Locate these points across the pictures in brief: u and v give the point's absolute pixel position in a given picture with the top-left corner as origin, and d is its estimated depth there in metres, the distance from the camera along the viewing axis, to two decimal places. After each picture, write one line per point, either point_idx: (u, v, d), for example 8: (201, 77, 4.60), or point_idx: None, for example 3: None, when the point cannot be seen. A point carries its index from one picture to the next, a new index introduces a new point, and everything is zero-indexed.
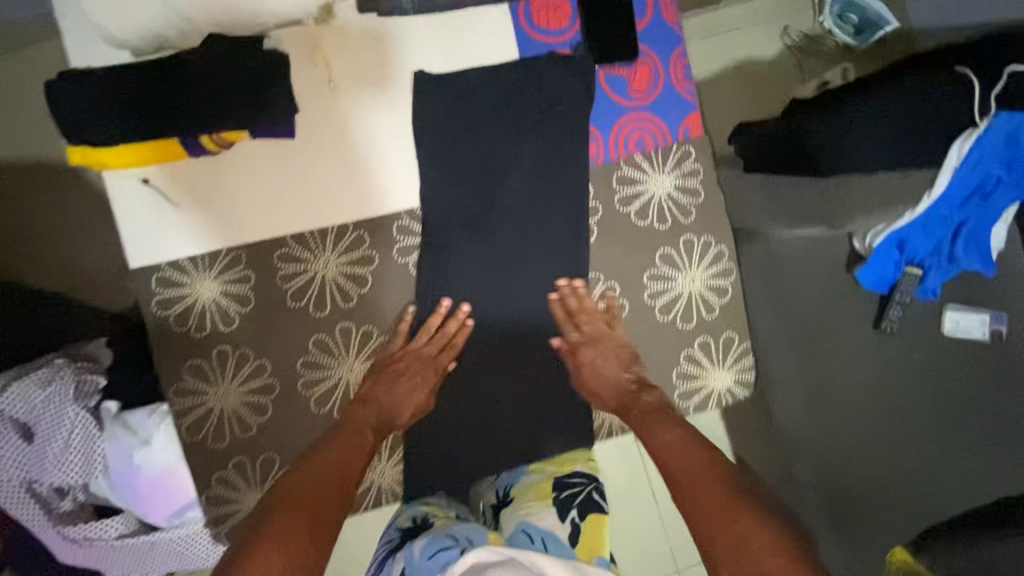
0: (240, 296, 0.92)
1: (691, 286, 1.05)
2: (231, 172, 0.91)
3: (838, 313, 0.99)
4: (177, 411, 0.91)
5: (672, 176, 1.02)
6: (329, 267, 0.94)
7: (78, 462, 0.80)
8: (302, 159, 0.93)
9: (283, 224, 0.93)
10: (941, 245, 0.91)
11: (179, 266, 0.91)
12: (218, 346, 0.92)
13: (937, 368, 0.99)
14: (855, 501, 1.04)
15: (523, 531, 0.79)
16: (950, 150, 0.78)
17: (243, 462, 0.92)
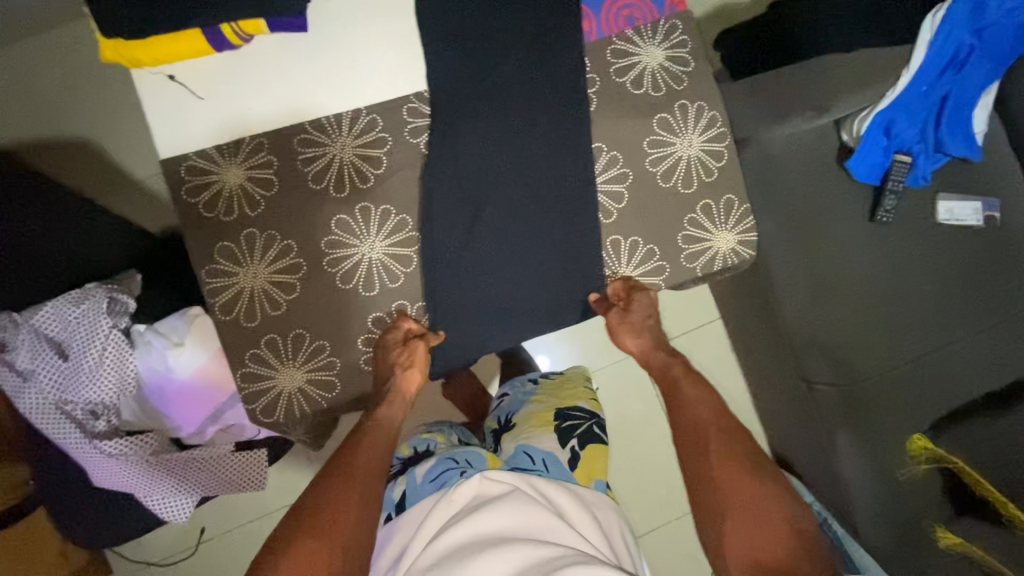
0: (265, 180, 0.73)
1: (690, 151, 0.77)
2: (250, 68, 0.71)
3: (835, 209, 1.03)
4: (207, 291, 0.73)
5: (664, 48, 0.77)
6: (346, 152, 0.73)
7: (113, 378, 0.82)
8: (314, 54, 0.72)
9: (299, 116, 0.73)
10: (926, 130, 0.96)
11: (205, 152, 0.72)
12: (245, 230, 0.73)
13: (933, 254, 1.04)
14: (874, 397, 1.03)
15: (523, 452, 0.90)
16: (923, 23, 0.85)
17: (276, 340, 0.74)
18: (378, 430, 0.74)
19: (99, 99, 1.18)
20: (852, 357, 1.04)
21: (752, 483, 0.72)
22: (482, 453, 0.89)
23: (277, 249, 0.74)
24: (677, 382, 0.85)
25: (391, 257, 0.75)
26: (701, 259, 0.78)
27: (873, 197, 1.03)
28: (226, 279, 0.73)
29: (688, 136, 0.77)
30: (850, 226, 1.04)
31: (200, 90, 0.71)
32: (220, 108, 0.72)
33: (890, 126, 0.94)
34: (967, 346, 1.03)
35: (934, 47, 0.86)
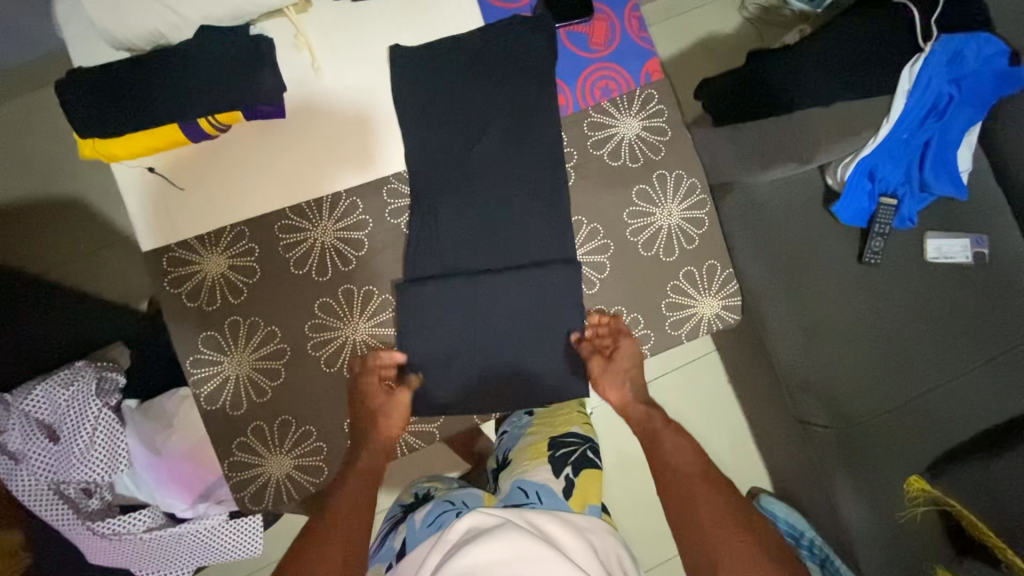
0: (246, 268, 0.73)
1: (668, 221, 0.78)
2: (230, 158, 0.71)
3: (823, 249, 1.03)
4: (192, 381, 0.73)
5: (641, 118, 0.77)
6: (327, 234, 0.74)
7: (102, 459, 0.82)
8: (292, 140, 0.72)
9: (276, 200, 0.73)
10: (911, 173, 0.96)
11: (186, 242, 0.72)
12: (228, 318, 0.73)
13: (921, 292, 1.04)
14: (871, 440, 1.02)
15: (517, 487, 0.90)
16: (901, 75, 0.84)
17: (262, 427, 0.74)
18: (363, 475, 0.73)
19: (85, 161, 1.18)
20: (847, 399, 1.03)
21: (736, 534, 0.74)
22: (479, 496, 0.90)
23: (261, 335, 0.74)
24: (658, 431, 0.89)
25: (377, 336, 0.76)
26: (686, 325, 0.78)
27: (861, 238, 1.03)
28: (210, 367, 0.73)
29: (667, 206, 0.78)
30: (838, 268, 1.03)
31: (180, 182, 0.71)
32: (198, 200, 0.72)
33: (874, 172, 0.95)
34: (961, 384, 1.02)
35: (914, 97, 0.85)
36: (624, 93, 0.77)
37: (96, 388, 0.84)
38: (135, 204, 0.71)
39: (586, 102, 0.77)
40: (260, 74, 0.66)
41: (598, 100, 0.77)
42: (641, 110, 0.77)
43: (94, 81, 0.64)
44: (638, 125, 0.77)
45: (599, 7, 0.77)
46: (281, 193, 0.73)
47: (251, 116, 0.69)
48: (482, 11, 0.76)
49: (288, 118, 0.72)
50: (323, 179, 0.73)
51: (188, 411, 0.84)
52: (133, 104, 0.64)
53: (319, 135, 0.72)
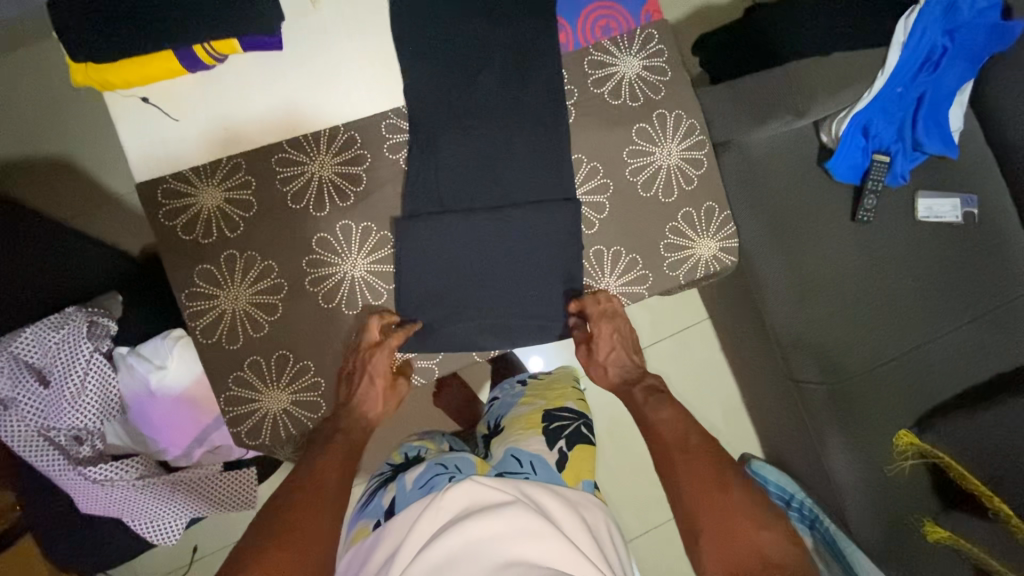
0: (244, 203, 0.73)
1: (669, 160, 0.79)
2: (223, 89, 0.70)
3: (817, 207, 1.04)
4: (188, 314, 0.73)
5: (641, 58, 0.77)
6: (325, 169, 0.74)
7: (96, 403, 0.81)
8: (287, 73, 0.71)
9: (273, 135, 0.73)
10: (903, 129, 0.97)
11: (182, 175, 0.72)
12: (225, 252, 0.73)
13: (912, 251, 1.05)
14: (862, 395, 1.04)
15: (511, 456, 0.89)
16: (897, 27, 0.86)
17: (259, 362, 0.74)
18: (342, 440, 0.72)
19: (74, 119, 1.15)
20: (838, 354, 1.04)
21: (722, 498, 0.72)
22: (472, 460, 0.89)
23: (258, 272, 0.74)
24: (641, 406, 0.87)
25: (374, 274, 0.76)
26: (683, 267, 0.79)
27: (854, 197, 1.04)
28: (207, 301, 0.73)
29: (667, 146, 0.78)
30: (832, 227, 1.04)
31: (174, 112, 0.70)
32: (195, 131, 0.71)
33: (867, 127, 0.95)
34: (950, 340, 1.04)
35: (909, 48, 0.86)
36: (625, 33, 0.77)
37: (87, 332, 0.81)
38: (130, 137, 0.70)
39: (587, 42, 0.77)
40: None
41: (599, 38, 0.76)
42: (642, 51, 0.77)
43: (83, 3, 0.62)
44: (638, 64, 0.77)
45: None
46: (276, 129, 0.72)
47: (247, 46, 0.67)
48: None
49: (284, 49, 0.70)
50: (324, 113, 0.73)
51: (183, 351, 0.83)
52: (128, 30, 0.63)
53: (319, 68, 0.72)
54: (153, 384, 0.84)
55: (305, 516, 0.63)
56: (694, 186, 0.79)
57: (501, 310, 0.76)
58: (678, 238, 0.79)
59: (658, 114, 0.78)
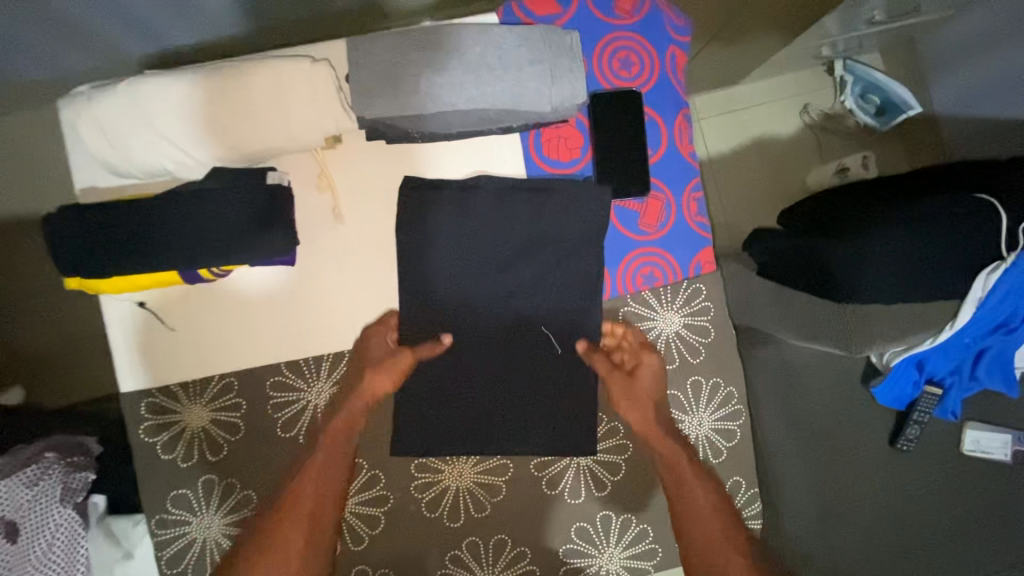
0: (229, 424, 0.92)
1: (697, 429, 1.06)
2: (223, 305, 0.91)
3: (853, 422, 0.96)
4: (160, 540, 0.90)
5: (682, 314, 1.04)
6: (322, 397, 0.93)
7: (60, 562, 0.76)
8: (297, 304, 0.92)
9: (269, 350, 0.92)
10: (961, 366, 0.88)
11: (172, 393, 0.91)
12: (205, 476, 0.91)
13: (954, 485, 0.96)
14: None
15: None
16: (975, 283, 0.74)
17: None
18: (331, 446, 0.85)
19: None
20: None
21: None
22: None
23: (235, 499, 0.92)
24: (682, 475, 0.86)
25: (360, 513, 0.93)
26: None
27: (896, 420, 0.95)
28: (177, 527, 0.90)
29: (697, 414, 1.06)
30: (865, 444, 0.96)
31: (170, 322, 0.91)
32: (189, 339, 0.91)
33: (922, 363, 0.87)
34: None
35: (987, 304, 0.76)
36: (667, 286, 1.03)
37: (62, 489, 0.79)
38: (134, 338, 0.91)
39: (624, 290, 1.03)
40: (272, 229, 0.75)
41: (639, 289, 1.03)
42: (685, 307, 1.03)
43: (77, 222, 0.72)
44: (678, 321, 1.03)
45: (656, 188, 1.01)
46: (270, 351, 0.92)
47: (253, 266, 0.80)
48: (525, 163, 0.95)
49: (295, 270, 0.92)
50: (318, 333, 0.93)
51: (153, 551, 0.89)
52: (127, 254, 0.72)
53: (319, 295, 0.92)
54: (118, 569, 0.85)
55: (300, 514, 0.79)
56: (721, 457, 1.07)
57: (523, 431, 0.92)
58: None
59: (692, 378, 1.05)
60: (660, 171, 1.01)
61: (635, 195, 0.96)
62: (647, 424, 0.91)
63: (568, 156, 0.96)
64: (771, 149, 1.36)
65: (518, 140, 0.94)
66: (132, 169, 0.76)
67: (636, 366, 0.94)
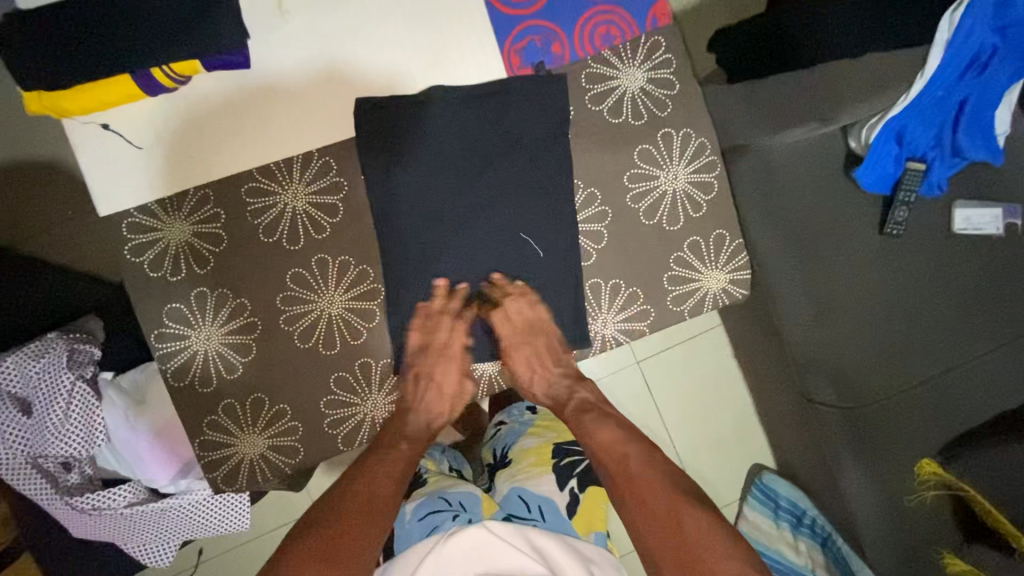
0: (213, 236, 0.78)
1: (675, 184, 0.85)
2: (195, 104, 0.75)
3: (840, 215, 0.96)
4: (159, 358, 0.78)
5: (644, 70, 0.83)
6: (298, 198, 0.79)
7: (79, 433, 0.80)
8: (264, 89, 0.76)
9: (247, 154, 0.77)
10: (942, 136, 0.88)
11: (149, 211, 0.77)
12: (195, 289, 0.78)
13: (947, 265, 0.97)
14: (879, 417, 0.97)
15: (519, 497, 0.89)
16: (940, 23, 0.75)
17: (223, 414, 0.80)
18: (391, 451, 0.82)
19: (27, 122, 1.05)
20: (850, 374, 0.97)
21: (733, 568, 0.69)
22: (479, 498, 0.88)
23: (231, 308, 0.79)
24: (583, 420, 0.88)
25: (351, 310, 0.81)
26: (689, 301, 0.86)
27: (883, 207, 0.96)
28: (177, 342, 0.78)
29: (673, 168, 0.85)
30: (856, 237, 0.96)
31: (136, 140, 0.75)
32: (165, 150, 0.75)
33: (902, 133, 0.87)
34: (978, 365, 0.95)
35: (954, 47, 0.75)
36: (627, 41, 0.82)
37: (68, 361, 0.80)
38: (101, 160, 0.74)
39: (583, 54, 0.82)
40: (215, 16, 0.68)
41: (597, 49, 0.81)
42: (646, 60, 0.82)
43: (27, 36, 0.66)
44: (641, 76, 0.82)
45: None
46: (249, 154, 0.77)
47: (209, 64, 0.71)
48: None
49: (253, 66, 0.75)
50: (292, 129, 0.77)
51: (164, 395, 0.84)
52: (83, 57, 0.67)
53: (274, 97, 0.76)
54: (132, 422, 0.83)
55: (356, 513, 0.75)
56: (703, 212, 0.86)
57: None
58: (691, 271, 0.87)
59: (663, 132, 0.84)
60: None
61: None
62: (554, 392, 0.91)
63: None
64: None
65: None
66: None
67: (545, 324, 0.84)
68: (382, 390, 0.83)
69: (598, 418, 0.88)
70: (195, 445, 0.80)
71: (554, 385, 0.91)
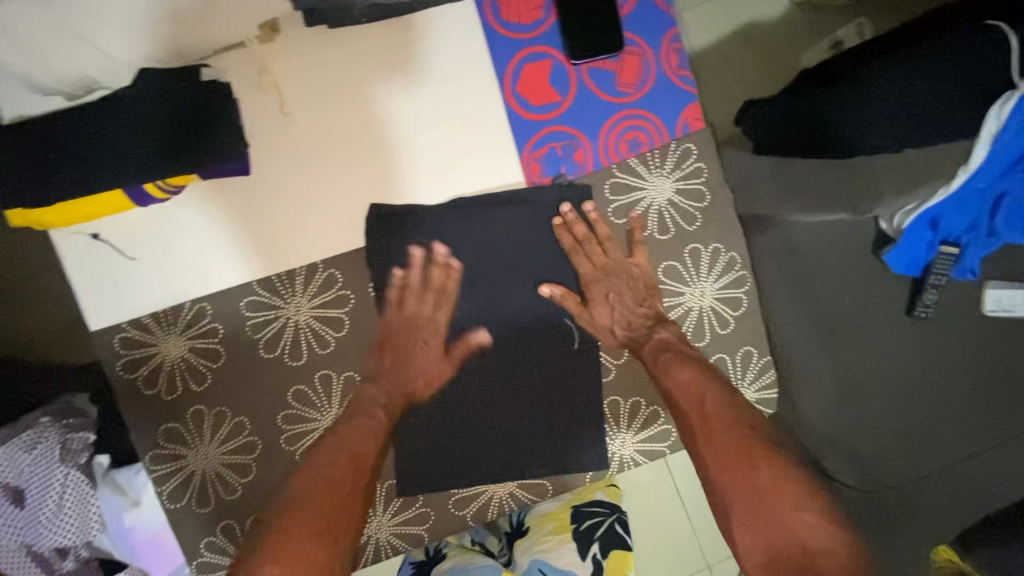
0: (209, 352, 0.86)
1: (700, 300, 0.99)
2: (191, 221, 0.85)
3: (867, 294, 0.91)
4: (157, 475, 0.87)
5: (673, 180, 0.94)
6: (301, 312, 0.86)
7: (74, 521, 0.76)
8: (278, 203, 0.85)
9: (262, 264, 0.86)
10: (979, 220, 0.83)
11: (142, 324, 0.85)
12: (193, 406, 0.86)
13: (976, 347, 0.93)
14: (899, 504, 0.93)
15: (538, 570, 0.82)
16: (987, 117, 0.68)
17: (231, 525, 0.88)
18: (359, 423, 0.82)
19: None
20: (871, 459, 0.93)
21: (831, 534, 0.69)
22: (499, 571, 0.79)
23: (229, 427, 0.87)
24: (659, 365, 0.87)
25: None
26: None
27: (912, 290, 0.91)
28: (177, 460, 0.87)
29: (700, 285, 0.99)
30: (886, 314, 0.91)
31: (129, 252, 0.84)
32: (156, 264, 0.85)
33: (937, 219, 0.82)
34: (1004, 451, 0.92)
35: (1002, 141, 0.70)
36: (655, 148, 0.92)
37: (61, 451, 0.77)
38: (94, 268, 0.84)
39: (608, 160, 0.93)
40: (218, 132, 0.75)
41: (623, 156, 0.92)
42: (676, 170, 0.93)
43: (26, 158, 0.71)
44: (670, 187, 0.94)
45: (631, 43, 0.91)
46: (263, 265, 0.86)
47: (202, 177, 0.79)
48: (487, 35, 0.88)
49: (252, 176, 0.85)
50: (310, 237, 0.87)
51: (157, 491, 0.87)
52: (87, 174, 0.72)
53: (283, 213, 0.86)
54: (128, 520, 0.84)
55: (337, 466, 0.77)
56: (729, 328, 1.01)
57: None
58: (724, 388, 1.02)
59: (690, 247, 0.97)
60: (634, 24, 0.91)
61: (609, 54, 0.89)
62: (625, 321, 0.92)
63: (528, 19, 0.89)
64: (756, 50, 1.19)
65: (471, 6, 0.88)
66: (54, 83, 0.70)
67: (613, 258, 0.91)
68: (387, 513, 0.90)
69: (673, 361, 0.87)
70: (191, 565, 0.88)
71: (630, 323, 0.92)
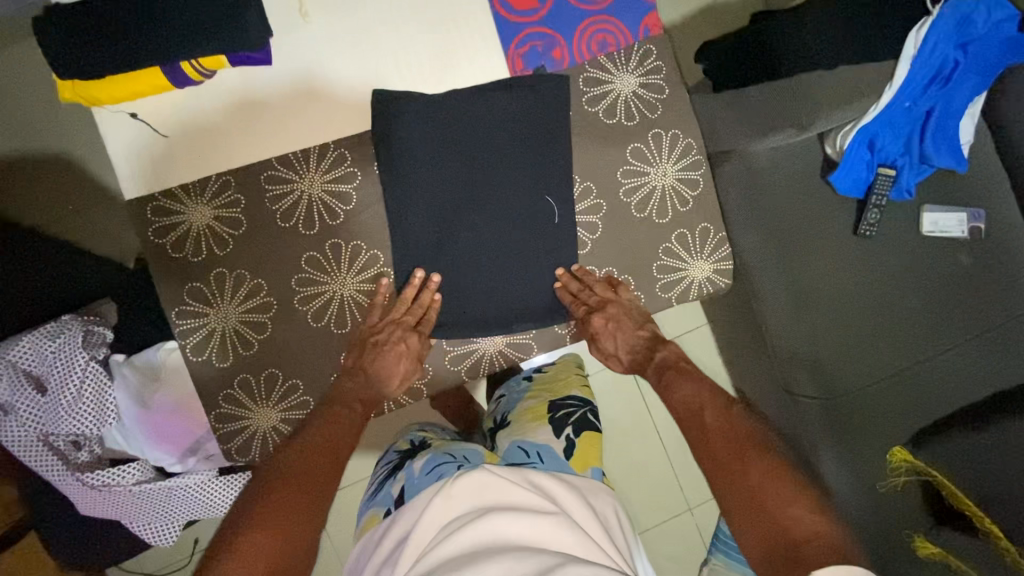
0: (232, 220, 0.89)
1: (664, 180, 0.99)
2: (212, 104, 0.85)
3: (818, 216, 1.02)
4: (180, 331, 0.89)
5: (637, 74, 0.96)
6: (313, 185, 0.90)
7: (91, 411, 0.83)
8: (276, 92, 0.86)
9: (263, 147, 0.88)
10: (911, 143, 0.94)
11: (172, 193, 0.87)
12: (216, 269, 0.90)
13: (916, 264, 1.03)
14: (856, 408, 1.02)
15: (518, 448, 0.89)
16: (907, 39, 0.82)
17: (248, 380, 0.91)
18: (345, 399, 0.85)
19: (40, 118, 1.09)
20: (829, 366, 1.03)
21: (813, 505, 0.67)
22: (481, 452, 0.88)
23: (248, 288, 0.90)
24: (664, 383, 0.88)
25: (362, 295, 0.93)
26: (677, 288, 1.01)
27: (857, 210, 1.02)
28: (196, 318, 0.89)
29: (663, 165, 0.98)
30: (833, 238, 1.03)
31: (161, 128, 0.85)
32: (186, 142, 0.86)
33: (874, 140, 0.94)
34: (944, 358, 1.02)
35: (921, 58, 0.83)
36: (621, 48, 0.95)
37: (83, 341, 0.84)
38: (133, 145, 0.85)
39: (582, 58, 0.95)
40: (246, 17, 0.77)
41: (594, 54, 0.94)
42: (640, 66, 0.96)
43: (73, 29, 0.74)
44: (634, 80, 0.96)
45: None
46: (269, 146, 0.88)
47: (233, 62, 0.81)
48: None
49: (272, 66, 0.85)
50: (306, 128, 0.88)
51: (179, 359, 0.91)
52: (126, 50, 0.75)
53: (285, 98, 0.86)
54: (147, 404, 0.88)
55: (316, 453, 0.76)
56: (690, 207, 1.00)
57: (506, 262, 0.94)
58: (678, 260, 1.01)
59: (654, 132, 0.98)
60: None
61: None
62: (625, 344, 0.96)
63: None
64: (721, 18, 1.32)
65: None
66: None
67: (606, 294, 0.96)
68: None
69: (677, 376, 0.88)
70: (211, 417, 0.90)
71: (632, 348, 0.96)
